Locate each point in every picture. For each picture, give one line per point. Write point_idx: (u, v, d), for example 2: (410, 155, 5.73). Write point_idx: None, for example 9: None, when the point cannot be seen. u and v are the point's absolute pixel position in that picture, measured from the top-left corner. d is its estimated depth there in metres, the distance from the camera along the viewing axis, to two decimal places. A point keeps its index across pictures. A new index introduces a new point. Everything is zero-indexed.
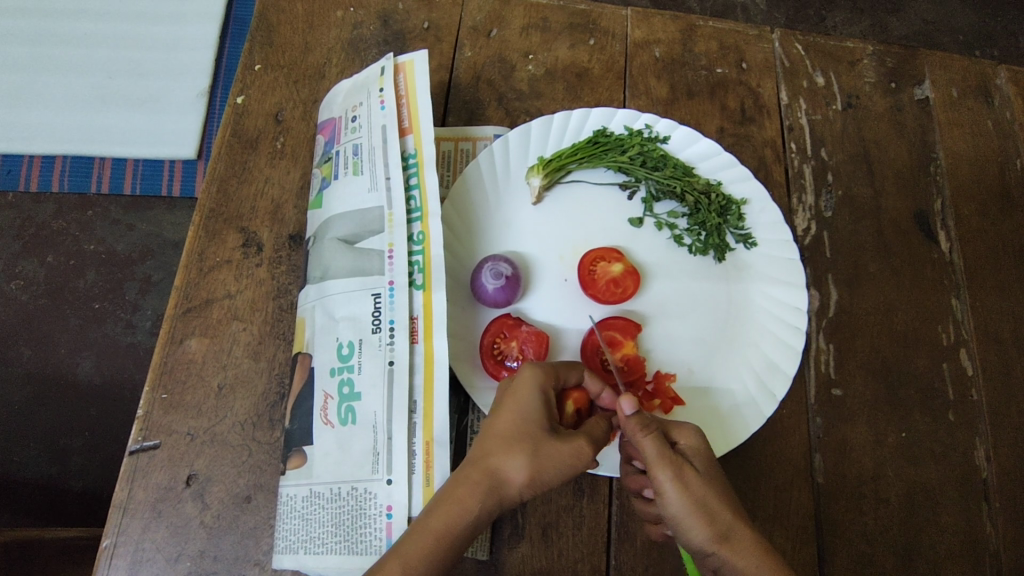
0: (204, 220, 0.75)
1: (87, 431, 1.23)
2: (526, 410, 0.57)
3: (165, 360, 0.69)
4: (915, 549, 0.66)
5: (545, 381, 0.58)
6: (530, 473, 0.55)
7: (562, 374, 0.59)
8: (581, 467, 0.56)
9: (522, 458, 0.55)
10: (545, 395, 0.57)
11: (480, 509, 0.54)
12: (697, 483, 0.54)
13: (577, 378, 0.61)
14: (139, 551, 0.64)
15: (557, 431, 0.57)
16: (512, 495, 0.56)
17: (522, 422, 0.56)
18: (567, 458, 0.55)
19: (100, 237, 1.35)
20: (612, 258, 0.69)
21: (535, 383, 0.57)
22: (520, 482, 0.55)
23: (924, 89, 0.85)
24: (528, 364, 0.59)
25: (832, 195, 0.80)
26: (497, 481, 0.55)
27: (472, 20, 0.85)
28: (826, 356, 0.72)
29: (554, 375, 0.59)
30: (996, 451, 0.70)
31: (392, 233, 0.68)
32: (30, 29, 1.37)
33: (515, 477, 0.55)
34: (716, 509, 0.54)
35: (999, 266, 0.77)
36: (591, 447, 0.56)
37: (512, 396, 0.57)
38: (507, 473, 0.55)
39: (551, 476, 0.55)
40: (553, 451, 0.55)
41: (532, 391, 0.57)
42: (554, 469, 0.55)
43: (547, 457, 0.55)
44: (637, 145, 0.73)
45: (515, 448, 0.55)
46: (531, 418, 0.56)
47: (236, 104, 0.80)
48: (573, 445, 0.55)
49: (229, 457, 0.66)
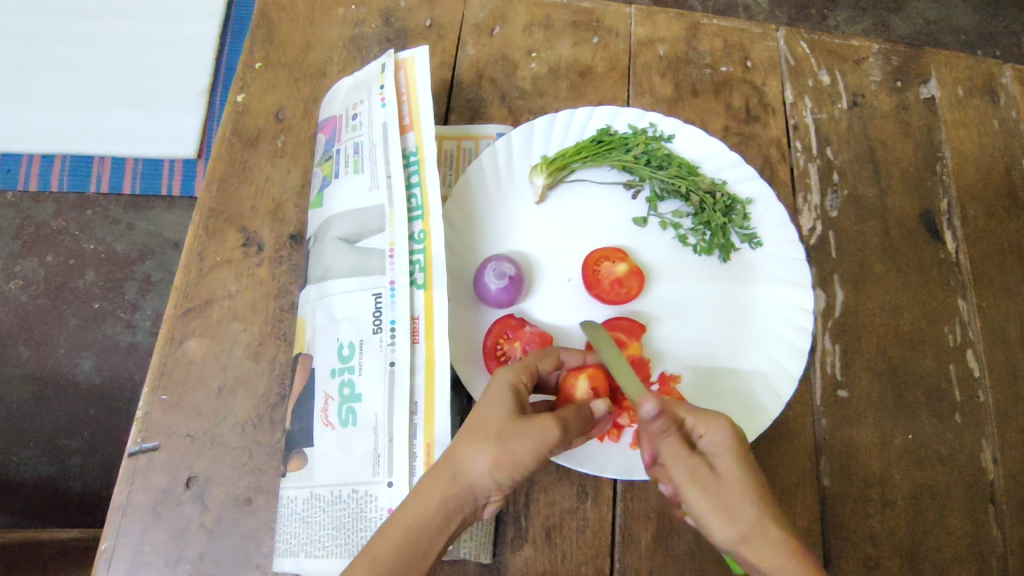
0: (204, 219, 0.74)
1: (86, 431, 1.22)
2: (493, 400, 0.54)
3: (164, 361, 0.68)
4: (922, 552, 0.65)
5: (515, 376, 0.56)
6: (494, 458, 0.50)
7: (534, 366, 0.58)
8: (548, 453, 0.51)
9: (485, 445, 0.51)
10: (515, 386, 0.55)
11: (445, 499, 0.51)
12: (718, 464, 0.51)
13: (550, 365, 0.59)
14: (138, 554, 0.63)
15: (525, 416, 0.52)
16: (482, 487, 0.51)
17: (489, 412, 0.53)
18: (531, 442, 0.51)
19: (99, 237, 1.34)
20: (617, 258, 0.68)
21: (504, 374, 0.55)
22: (486, 472, 0.51)
23: (930, 88, 0.84)
24: (499, 366, 0.57)
25: (837, 194, 0.79)
26: (462, 471, 0.51)
27: (475, 18, 0.84)
28: (832, 357, 0.71)
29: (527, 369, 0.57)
30: (1002, 452, 0.69)
31: (392, 232, 0.67)
32: (30, 27, 1.36)
33: (478, 466, 0.51)
34: (733, 496, 0.49)
35: (1006, 266, 0.76)
36: (559, 431, 0.51)
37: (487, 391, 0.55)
38: (468, 461, 0.51)
39: (518, 461, 0.50)
40: (514, 434, 0.51)
41: (502, 382, 0.55)
42: (521, 454, 0.50)
43: (510, 442, 0.50)
44: (641, 143, 0.72)
45: (478, 436, 0.51)
46: (497, 408, 0.53)
47: (237, 102, 0.79)
48: (539, 426, 0.51)
49: (229, 459, 0.66)
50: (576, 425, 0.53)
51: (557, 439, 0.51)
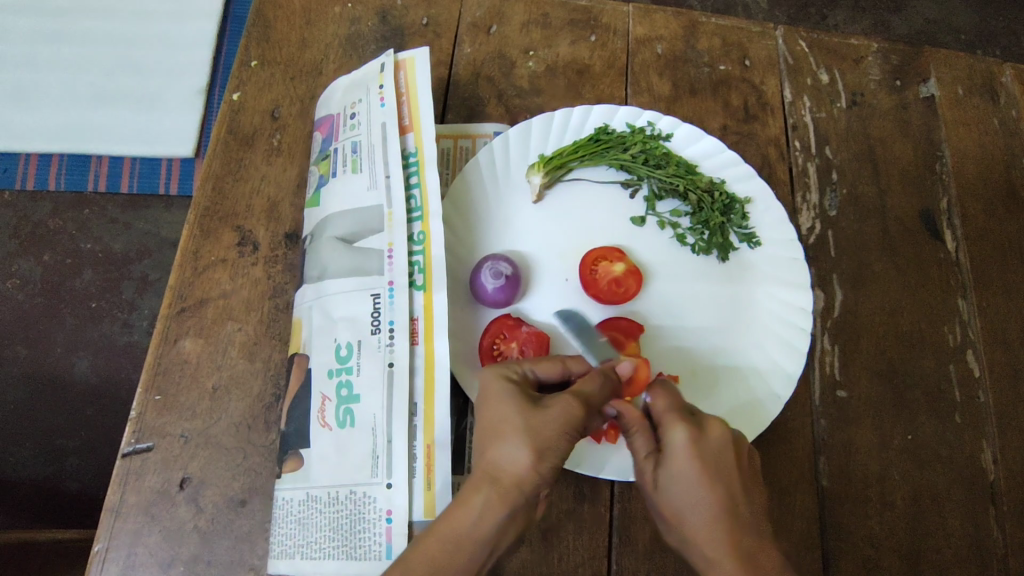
0: (199, 218, 0.73)
1: (83, 432, 1.22)
2: (501, 399, 0.53)
3: (159, 361, 0.68)
4: (921, 553, 0.65)
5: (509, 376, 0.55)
6: (534, 450, 0.51)
7: (525, 366, 0.56)
8: (578, 427, 0.52)
9: (517, 439, 0.51)
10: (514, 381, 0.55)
11: (488, 503, 0.51)
12: (680, 465, 0.53)
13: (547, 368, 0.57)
14: (131, 556, 0.63)
15: (539, 403, 0.53)
16: (526, 482, 0.51)
17: (501, 411, 0.53)
18: (558, 422, 0.51)
19: (96, 236, 1.33)
20: (614, 258, 0.67)
21: (492, 372, 0.55)
22: (527, 466, 0.51)
23: (929, 86, 0.84)
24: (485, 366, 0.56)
25: (836, 194, 0.78)
26: (500, 473, 0.51)
27: (472, 16, 0.84)
28: (830, 357, 0.71)
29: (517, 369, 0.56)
30: (1003, 453, 0.69)
31: (392, 233, 0.67)
32: (27, 26, 1.36)
33: (517, 463, 0.51)
34: (697, 497, 0.52)
35: (1005, 266, 0.76)
36: (582, 404, 0.53)
37: (484, 393, 0.54)
38: (507, 464, 0.51)
39: (558, 446, 0.51)
40: (542, 422, 0.51)
41: (496, 381, 0.54)
42: (556, 437, 0.51)
43: (539, 430, 0.51)
44: (639, 142, 0.72)
45: (507, 436, 0.52)
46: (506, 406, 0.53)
47: (232, 100, 0.78)
48: (561, 407, 0.52)
49: (223, 459, 0.65)
50: (598, 395, 0.54)
51: (582, 409, 0.52)
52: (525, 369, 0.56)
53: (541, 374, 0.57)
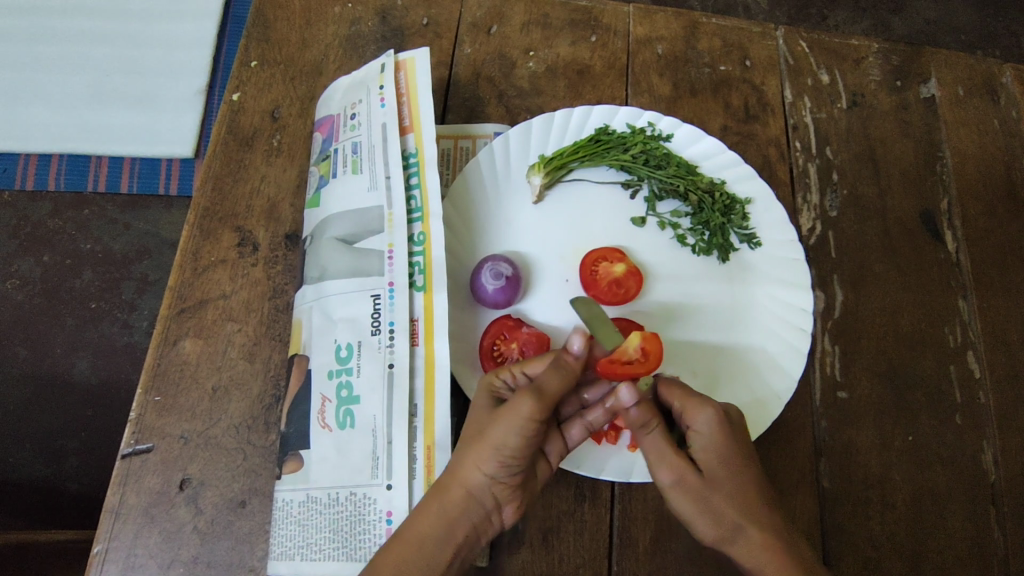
0: (199, 218, 0.73)
1: (82, 432, 1.21)
2: (477, 406, 0.58)
3: (158, 362, 0.68)
4: (922, 554, 0.65)
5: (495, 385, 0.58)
6: (480, 452, 0.54)
7: (513, 372, 0.57)
8: (532, 427, 0.54)
9: (470, 445, 0.55)
10: (494, 388, 0.58)
11: (443, 506, 0.55)
12: (703, 446, 0.55)
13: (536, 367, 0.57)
14: (131, 557, 0.62)
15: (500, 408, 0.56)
16: (480, 484, 0.55)
17: (476, 419, 0.57)
18: (506, 425, 0.53)
19: (96, 237, 1.33)
20: (614, 259, 0.67)
21: (484, 385, 0.59)
22: (477, 469, 0.55)
23: (930, 87, 0.84)
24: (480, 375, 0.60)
25: (837, 194, 0.78)
26: (456, 477, 0.55)
27: (472, 16, 0.84)
28: (831, 358, 0.71)
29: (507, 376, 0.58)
30: (1003, 454, 0.69)
31: (392, 234, 0.67)
32: (27, 25, 1.35)
33: (471, 467, 0.55)
34: (697, 489, 0.55)
35: (1006, 267, 0.76)
36: (532, 401, 0.53)
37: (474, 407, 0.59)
38: (463, 466, 0.55)
39: (506, 445, 0.54)
40: (494, 424, 0.54)
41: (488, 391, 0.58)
42: (505, 437, 0.54)
43: (487, 434, 0.54)
44: (639, 143, 0.71)
45: (464, 443, 0.56)
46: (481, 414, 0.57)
47: (232, 101, 0.78)
48: (509, 409, 0.54)
49: (222, 460, 0.65)
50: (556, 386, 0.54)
51: (531, 406, 0.53)
52: (514, 374, 0.57)
53: (532, 373, 0.57)
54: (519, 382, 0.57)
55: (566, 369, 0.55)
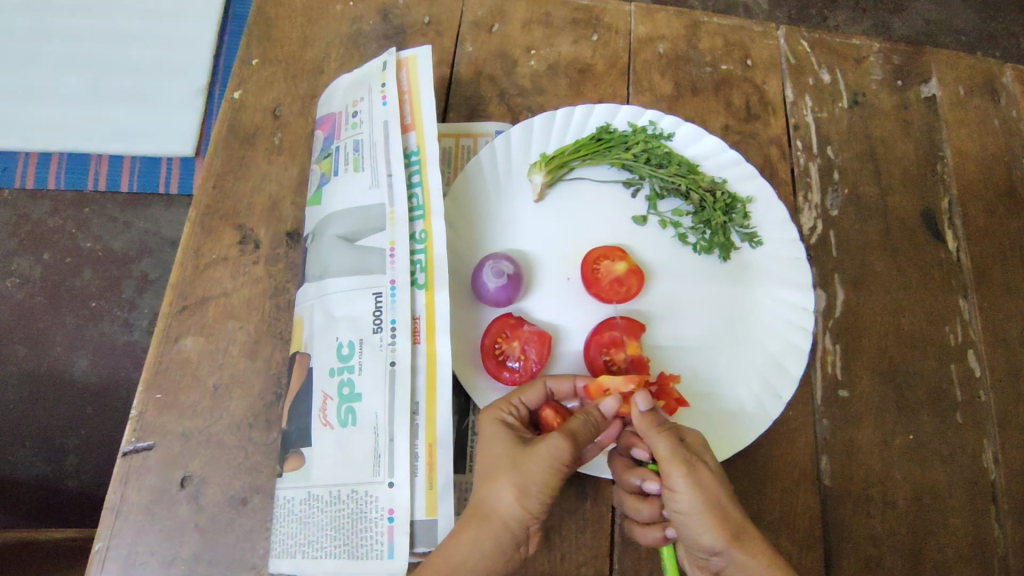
0: (200, 216, 0.73)
1: (82, 431, 1.21)
2: (492, 441, 0.57)
3: (159, 360, 0.68)
4: (922, 552, 0.65)
5: (501, 416, 0.58)
6: (518, 489, 0.54)
7: (517, 403, 0.59)
8: (567, 463, 0.54)
9: (502, 481, 0.54)
10: (503, 419, 0.58)
11: (480, 537, 0.53)
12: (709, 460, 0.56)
13: (539, 397, 0.60)
14: (132, 555, 0.62)
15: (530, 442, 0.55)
16: (516, 518, 0.54)
17: (495, 453, 0.56)
18: (546, 460, 0.53)
19: (96, 235, 1.33)
20: (616, 257, 0.67)
21: (491, 416, 0.58)
22: (516, 504, 0.54)
23: (931, 86, 0.84)
24: (481, 411, 0.60)
25: (838, 193, 0.78)
26: (490, 509, 0.54)
27: (474, 15, 0.84)
28: (832, 357, 0.71)
29: (508, 406, 0.59)
30: (1004, 452, 0.69)
31: (394, 231, 0.67)
32: (27, 23, 1.35)
33: (508, 501, 0.54)
34: (707, 485, 0.53)
35: (1007, 266, 0.76)
36: (569, 441, 0.54)
37: (481, 437, 0.58)
38: (498, 502, 0.54)
39: (542, 480, 0.54)
40: (532, 462, 0.54)
41: (493, 421, 0.58)
42: (541, 474, 0.54)
43: (524, 467, 0.54)
44: (641, 142, 0.71)
45: (497, 475, 0.54)
46: (496, 448, 0.56)
47: (233, 99, 0.78)
48: (547, 444, 0.54)
49: (224, 458, 0.65)
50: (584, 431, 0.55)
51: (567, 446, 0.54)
52: (514, 404, 0.59)
53: (527, 402, 0.60)
54: (520, 413, 0.60)
55: (592, 416, 0.56)
